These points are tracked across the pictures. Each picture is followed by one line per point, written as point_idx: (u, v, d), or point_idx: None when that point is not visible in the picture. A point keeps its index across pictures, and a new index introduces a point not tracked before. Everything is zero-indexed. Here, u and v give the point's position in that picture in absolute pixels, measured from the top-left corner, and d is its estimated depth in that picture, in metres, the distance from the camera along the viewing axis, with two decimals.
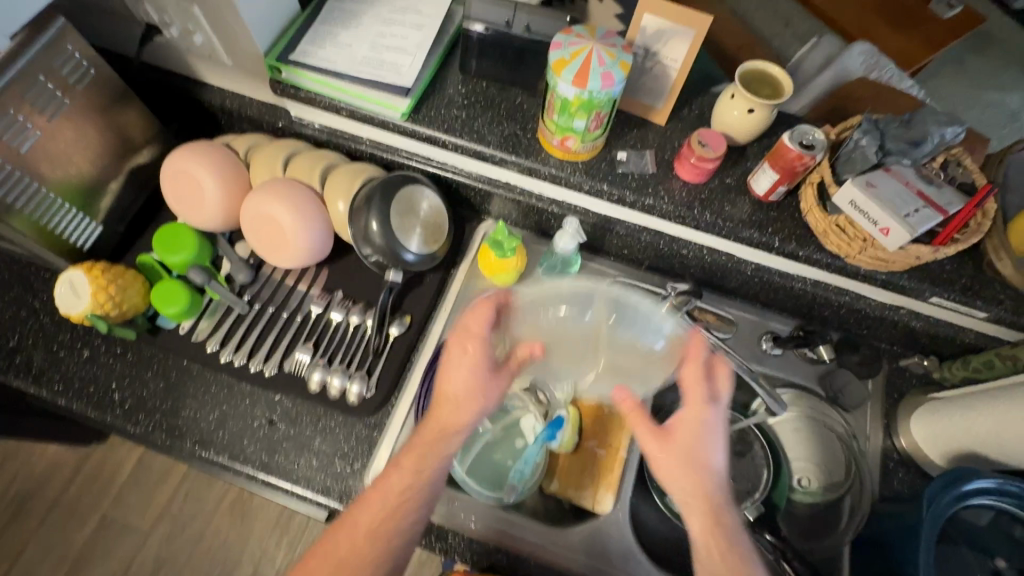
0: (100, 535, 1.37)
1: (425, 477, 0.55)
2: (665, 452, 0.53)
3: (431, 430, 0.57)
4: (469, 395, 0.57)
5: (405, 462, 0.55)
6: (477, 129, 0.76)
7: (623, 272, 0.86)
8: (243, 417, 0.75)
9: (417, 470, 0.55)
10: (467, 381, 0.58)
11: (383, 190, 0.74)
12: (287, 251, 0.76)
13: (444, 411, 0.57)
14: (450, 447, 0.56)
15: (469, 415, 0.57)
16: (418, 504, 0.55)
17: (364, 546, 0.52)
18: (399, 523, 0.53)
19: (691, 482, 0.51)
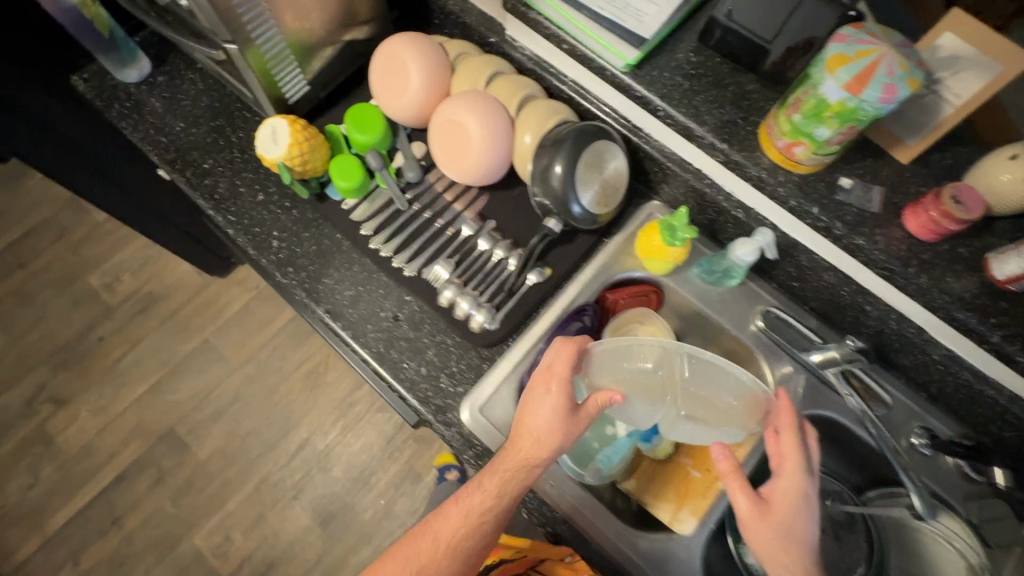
0: (198, 354, 1.54)
1: (498, 503, 0.61)
2: (764, 527, 0.57)
3: (511, 459, 0.61)
4: (555, 432, 0.60)
5: (487, 488, 0.61)
6: (695, 104, 0.70)
7: (782, 305, 0.79)
8: (373, 304, 0.78)
9: (497, 492, 0.61)
10: (553, 417, 0.60)
11: (576, 138, 0.71)
12: (464, 165, 0.76)
13: (524, 456, 0.60)
14: (532, 474, 0.61)
15: (554, 446, 0.60)
16: (493, 522, 0.62)
17: (437, 549, 0.61)
18: (477, 535, 0.61)
19: (785, 548, 0.57)
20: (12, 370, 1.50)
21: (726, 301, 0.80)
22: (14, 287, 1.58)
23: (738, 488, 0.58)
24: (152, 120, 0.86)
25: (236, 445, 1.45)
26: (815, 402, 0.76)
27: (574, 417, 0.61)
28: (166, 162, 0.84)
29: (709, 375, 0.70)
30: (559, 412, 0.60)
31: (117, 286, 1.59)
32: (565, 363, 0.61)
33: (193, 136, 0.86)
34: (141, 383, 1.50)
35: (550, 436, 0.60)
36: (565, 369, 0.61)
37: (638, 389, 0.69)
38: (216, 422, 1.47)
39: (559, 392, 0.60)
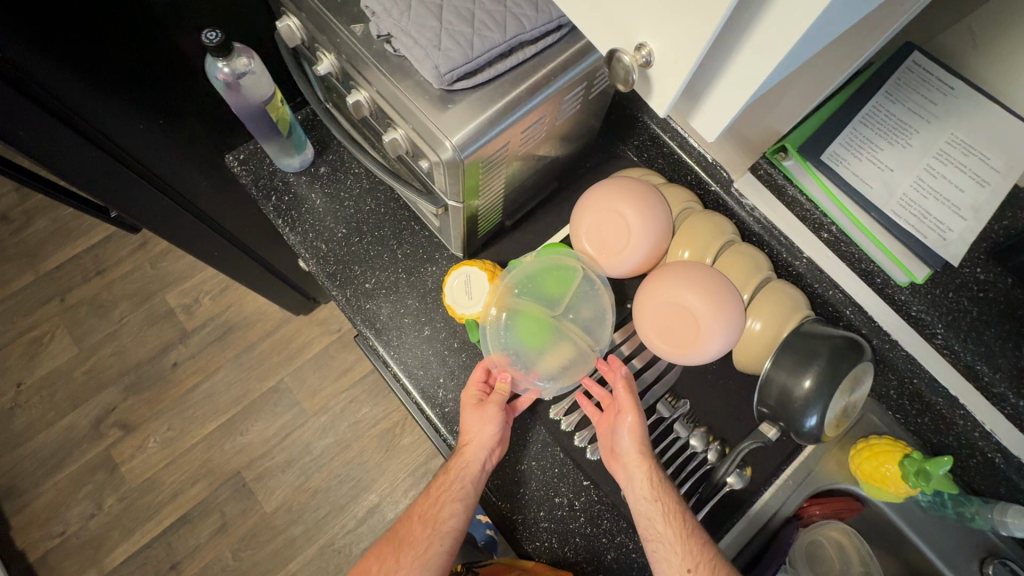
0: (272, 396, 1.46)
1: (448, 487, 0.61)
2: (633, 423, 0.61)
3: (463, 444, 0.63)
4: (481, 415, 0.64)
5: (440, 473, 0.63)
6: (987, 341, 0.58)
7: (1019, 560, 0.66)
8: (547, 486, 0.68)
9: (447, 471, 0.62)
10: (475, 404, 0.65)
11: (832, 355, 0.60)
12: (681, 347, 0.65)
13: (465, 450, 0.62)
14: (476, 454, 0.62)
15: (480, 429, 0.63)
16: (452, 509, 0.60)
17: (418, 543, 0.59)
18: (443, 524, 0.60)
19: (630, 442, 0.61)
20: (81, 387, 1.44)
21: (944, 536, 0.70)
22: (89, 295, 1.51)
23: (622, 384, 0.63)
24: (311, 221, 0.77)
25: (303, 501, 1.39)
26: None
27: (483, 409, 0.64)
28: (325, 275, 0.75)
29: (560, 286, 0.69)
30: (471, 407, 0.65)
31: (195, 309, 1.52)
32: (478, 370, 0.66)
33: (355, 247, 0.76)
34: (212, 418, 1.44)
35: (478, 423, 0.63)
36: (481, 379, 0.67)
37: (571, 350, 0.67)
38: (285, 473, 1.40)
39: (472, 386, 0.66)
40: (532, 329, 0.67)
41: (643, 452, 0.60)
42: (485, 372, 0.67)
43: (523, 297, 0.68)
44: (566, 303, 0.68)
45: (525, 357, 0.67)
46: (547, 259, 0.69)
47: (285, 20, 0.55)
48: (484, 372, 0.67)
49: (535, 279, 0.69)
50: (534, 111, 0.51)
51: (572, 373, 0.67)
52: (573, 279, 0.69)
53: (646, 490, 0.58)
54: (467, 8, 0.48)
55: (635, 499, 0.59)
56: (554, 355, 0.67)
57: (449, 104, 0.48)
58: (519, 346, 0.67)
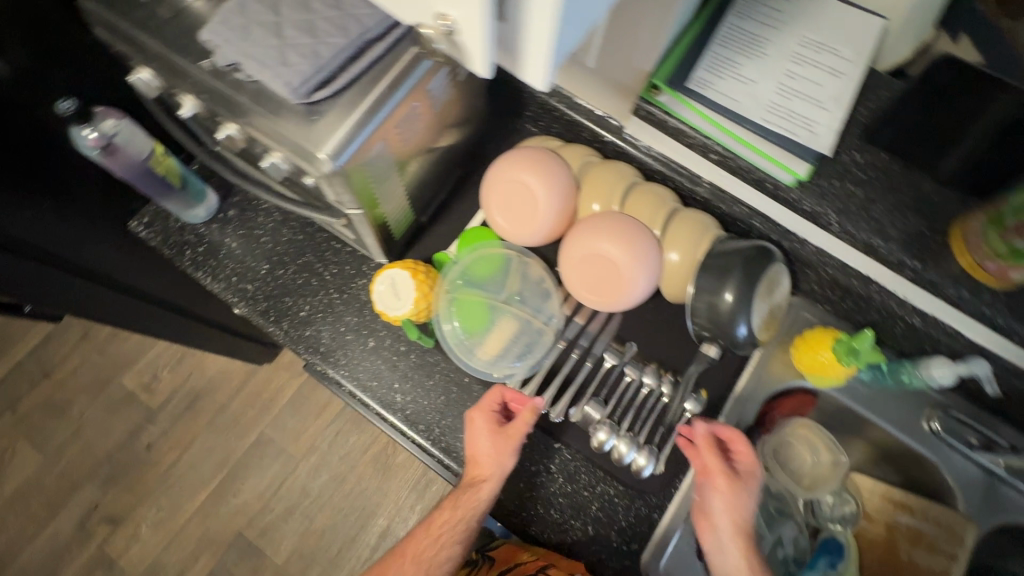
0: (256, 450, 1.44)
1: (452, 526, 0.64)
2: (739, 499, 0.61)
3: (467, 486, 0.64)
4: (490, 456, 0.64)
5: (444, 506, 0.65)
6: (875, 216, 0.63)
7: (956, 406, 0.73)
8: (519, 458, 0.70)
9: (454, 507, 0.64)
10: (491, 439, 0.64)
11: (746, 265, 0.63)
12: (611, 296, 0.68)
13: (478, 488, 0.63)
14: (480, 498, 0.63)
15: (495, 467, 0.63)
16: (449, 547, 0.64)
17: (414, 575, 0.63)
18: (441, 560, 0.64)
19: (725, 508, 0.61)
20: (56, 493, 1.39)
21: (891, 404, 0.75)
22: (41, 400, 1.46)
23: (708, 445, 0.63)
24: (232, 265, 0.77)
25: (312, 543, 1.38)
26: (996, 507, 0.72)
27: (502, 441, 0.64)
28: (258, 314, 0.75)
29: (499, 271, 0.74)
30: (489, 434, 0.64)
31: (155, 386, 1.48)
32: (495, 395, 0.66)
33: (281, 279, 0.76)
34: (200, 488, 1.41)
35: (496, 461, 0.63)
36: (495, 404, 0.66)
37: (524, 326, 0.73)
38: (288, 522, 1.39)
39: (487, 412, 0.66)
40: (484, 320, 0.72)
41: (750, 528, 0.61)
42: (502, 397, 0.67)
43: (467, 288, 0.72)
44: (506, 286, 0.73)
45: (480, 344, 0.71)
46: (479, 248, 0.73)
47: (137, 74, 0.55)
48: (500, 396, 0.67)
49: (472, 269, 0.72)
50: (401, 105, 0.52)
51: (529, 347, 0.72)
52: (509, 263, 0.74)
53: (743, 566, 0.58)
54: (306, 20, 0.49)
55: (724, 568, 0.59)
56: (509, 336, 0.72)
57: (314, 117, 0.49)
58: (474, 334, 0.71)
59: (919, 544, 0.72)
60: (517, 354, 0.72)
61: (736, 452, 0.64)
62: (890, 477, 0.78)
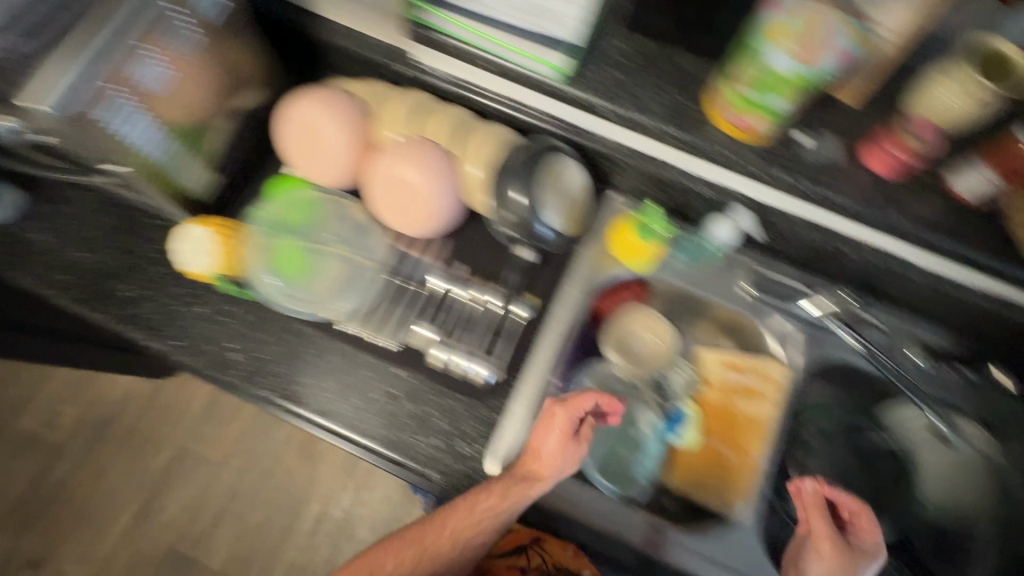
0: (175, 464, 1.42)
1: (494, 509, 0.63)
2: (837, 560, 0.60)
3: (523, 477, 0.64)
4: (560, 458, 0.64)
5: (489, 494, 0.63)
6: (638, 95, 0.66)
7: (763, 265, 0.78)
8: (362, 390, 0.72)
9: (501, 497, 0.63)
10: (560, 441, 0.64)
11: (527, 162, 0.67)
12: (413, 218, 0.71)
13: (535, 483, 0.64)
14: (532, 489, 0.64)
15: (555, 468, 0.64)
16: (490, 526, 0.64)
17: (445, 545, 0.65)
18: (470, 537, 0.65)
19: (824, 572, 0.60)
20: None
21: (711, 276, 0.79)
22: None
23: (815, 509, 0.63)
24: (42, 258, 0.74)
25: (248, 543, 1.37)
26: (817, 349, 0.78)
27: (567, 445, 0.64)
28: (76, 301, 0.73)
29: (316, 215, 0.77)
30: (557, 437, 0.64)
31: (56, 421, 1.43)
32: (586, 399, 0.66)
33: (97, 263, 0.75)
34: (122, 513, 1.38)
35: (552, 458, 0.64)
36: (563, 421, 0.65)
37: (346, 262, 0.75)
38: (220, 527, 1.38)
39: (561, 415, 0.65)
40: (304, 265, 0.74)
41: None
42: (574, 416, 0.66)
43: (283, 235, 0.74)
44: (323, 227, 0.76)
45: (302, 286, 0.73)
46: (291, 195, 0.76)
47: None
48: (569, 410, 0.65)
49: (286, 217, 0.75)
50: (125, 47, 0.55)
51: (354, 281, 0.75)
52: (323, 206, 0.77)
53: None
54: None
55: None
56: (332, 274, 0.75)
57: (32, 69, 0.52)
58: (294, 277, 0.73)
59: (748, 395, 0.77)
60: (344, 292, 0.74)
61: (862, 527, 0.63)
62: (729, 346, 0.83)
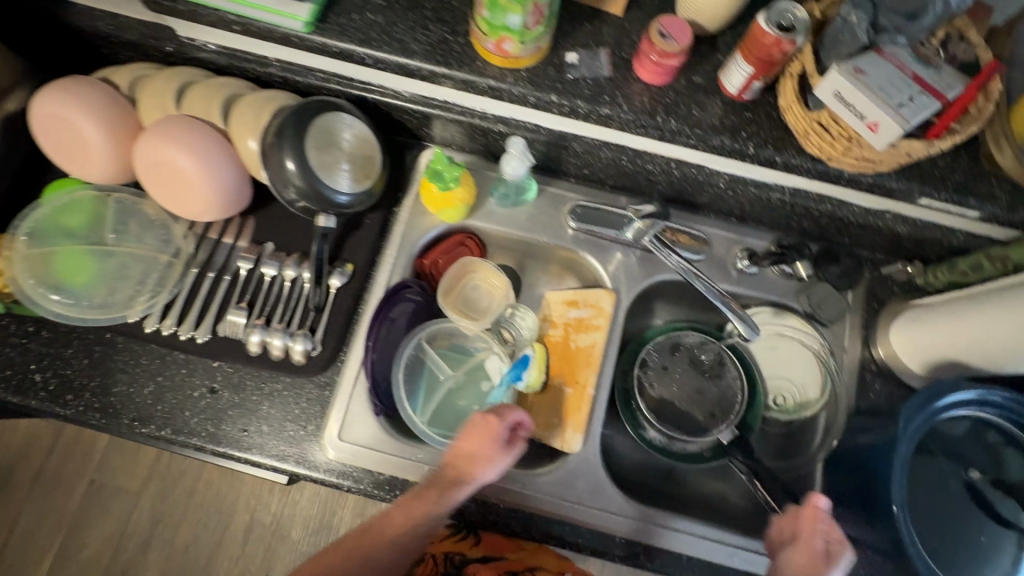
0: (92, 499, 1.37)
1: (407, 514, 0.61)
2: (820, 573, 0.57)
3: (439, 485, 0.62)
4: (487, 461, 0.62)
5: (423, 499, 0.61)
6: (399, 36, 0.63)
7: (583, 196, 0.78)
8: (180, 388, 0.69)
9: (434, 501, 0.61)
10: (490, 446, 0.63)
11: (295, 123, 0.63)
12: (198, 204, 0.67)
13: (461, 488, 0.61)
14: (454, 495, 0.61)
15: (483, 473, 0.62)
16: (413, 536, 0.61)
17: (374, 554, 0.61)
18: (369, 548, 0.61)
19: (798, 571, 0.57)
20: None
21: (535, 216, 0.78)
22: None
23: (807, 522, 0.59)
24: None
25: (179, 563, 1.35)
26: (648, 272, 0.78)
27: (497, 452, 0.63)
28: None
29: (96, 215, 0.71)
30: (487, 443, 0.63)
31: None
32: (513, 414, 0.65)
33: None
34: (42, 557, 1.33)
35: (482, 467, 0.62)
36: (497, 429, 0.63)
37: (134, 261, 0.71)
38: (148, 553, 1.35)
39: (495, 424, 0.64)
40: (90, 272, 0.70)
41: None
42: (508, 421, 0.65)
43: (60, 242, 0.70)
44: (103, 227, 0.71)
45: (86, 292, 0.69)
46: (62, 198, 0.71)
47: None
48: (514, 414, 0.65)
49: (59, 221, 0.70)
50: None
51: (147, 279, 0.71)
52: (102, 204, 0.72)
53: None
54: None
55: None
56: (119, 275, 0.70)
57: None
58: (75, 284, 0.69)
59: (583, 329, 0.75)
60: (145, 294, 0.70)
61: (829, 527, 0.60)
62: (573, 285, 0.82)
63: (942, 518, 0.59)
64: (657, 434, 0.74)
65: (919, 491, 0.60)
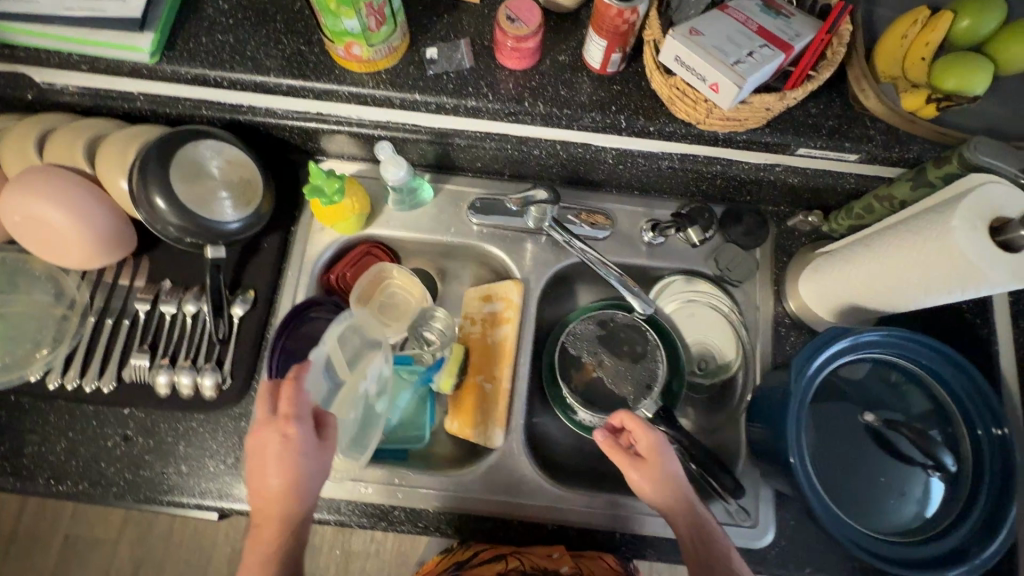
0: (69, 556, 1.29)
1: (259, 561, 0.54)
2: (653, 475, 0.58)
3: (267, 513, 0.55)
4: (289, 474, 0.53)
5: (261, 533, 0.55)
6: (251, 54, 0.61)
7: (482, 187, 0.77)
8: (93, 440, 0.68)
9: (273, 530, 0.55)
10: (283, 460, 0.53)
11: (158, 158, 0.62)
12: (75, 253, 0.66)
13: (289, 505, 0.54)
14: (287, 515, 0.55)
15: (301, 484, 0.54)
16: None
17: None
18: None
19: (650, 494, 0.59)
20: None
21: (435, 215, 0.77)
22: None
23: (609, 446, 0.61)
24: None
25: None
26: (558, 256, 0.77)
27: (297, 459, 0.53)
28: None
29: None
30: (280, 457, 0.53)
31: None
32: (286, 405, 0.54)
33: None
34: None
35: (292, 479, 0.53)
36: (275, 438, 0.53)
37: (28, 318, 0.70)
38: None
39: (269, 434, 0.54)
40: None
41: (680, 497, 0.58)
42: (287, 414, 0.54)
43: None
44: None
45: None
46: None
47: None
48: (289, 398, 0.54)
49: None
50: None
51: (43, 335, 0.69)
52: None
53: (684, 532, 0.58)
54: None
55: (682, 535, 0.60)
56: (12, 334, 0.69)
57: None
58: None
59: (497, 324, 0.75)
60: (45, 349, 0.69)
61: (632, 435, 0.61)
62: (488, 279, 0.82)
63: (855, 466, 0.60)
64: (588, 416, 0.74)
65: (828, 440, 0.61)
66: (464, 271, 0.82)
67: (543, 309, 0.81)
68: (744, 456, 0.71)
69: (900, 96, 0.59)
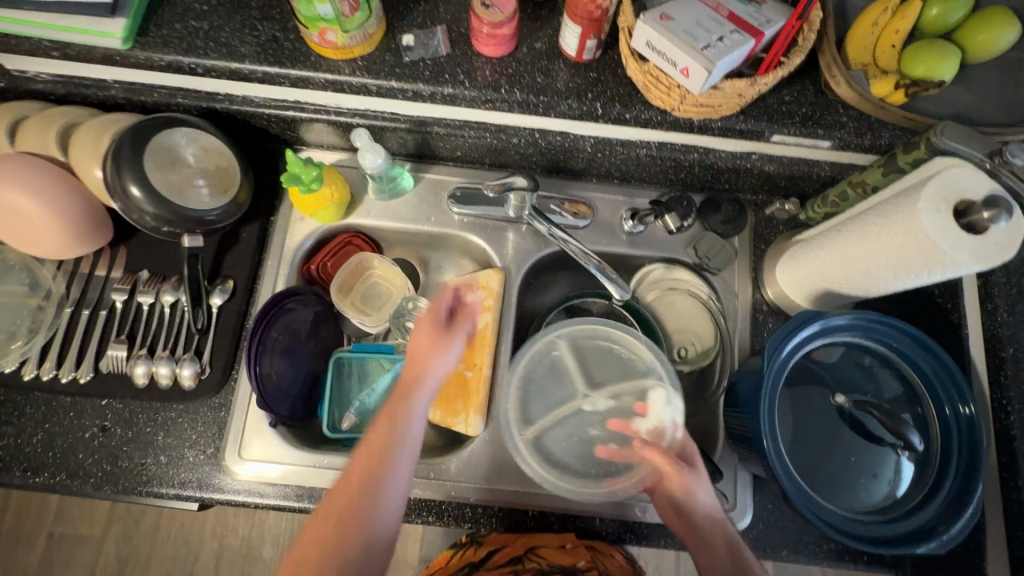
0: (54, 553, 1.28)
1: (379, 439, 0.56)
2: (705, 479, 0.56)
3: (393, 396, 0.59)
4: (427, 352, 0.60)
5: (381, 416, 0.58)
6: (226, 40, 0.61)
7: (462, 176, 0.77)
8: (70, 431, 0.67)
9: (393, 412, 0.58)
10: (429, 335, 0.61)
11: (132, 144, 0.61)
12: (50, 242, 0.65)
13: (414, 381, 0.59)
14: (410, 395, 0.59)
15: (430, 361, 0.60)
16: (388, 467, 0.55)
17: (348, 511, 0.54)
18: (345, 509, 0.53)
19: (701, 501, 0.56)
20: None
21: (416, 205, 0.77)
22: None
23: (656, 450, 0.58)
24: None
25: None
26: (538, 245, 0.77)
27: (437, 339, 0.60)
28: None
29: None
30: (427, 336, 0.61)
31: None
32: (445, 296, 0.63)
33: None
34: None
35: (426, 356, 0.60)
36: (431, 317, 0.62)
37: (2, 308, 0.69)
38: None
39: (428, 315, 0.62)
40: None
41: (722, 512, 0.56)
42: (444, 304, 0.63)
43: None
44: None
45: None
46: None
47: None
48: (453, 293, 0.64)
49: None
50: None
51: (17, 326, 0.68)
52: None
53: (725, 551, 0.55)
54: None
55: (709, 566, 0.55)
56: None
57: None
58: None
59: None
60: (20, 340, 0.68)
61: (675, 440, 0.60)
62: (470, 269, 0.82)
63: (830, 448, 0.60)
64: None
65: (801, 423, 0.62)
66: (445, 261, 0.82)
67: (525, 298, 0.82)
68: (722, 441, 0.72)
69: (869, 82, 0.60)
